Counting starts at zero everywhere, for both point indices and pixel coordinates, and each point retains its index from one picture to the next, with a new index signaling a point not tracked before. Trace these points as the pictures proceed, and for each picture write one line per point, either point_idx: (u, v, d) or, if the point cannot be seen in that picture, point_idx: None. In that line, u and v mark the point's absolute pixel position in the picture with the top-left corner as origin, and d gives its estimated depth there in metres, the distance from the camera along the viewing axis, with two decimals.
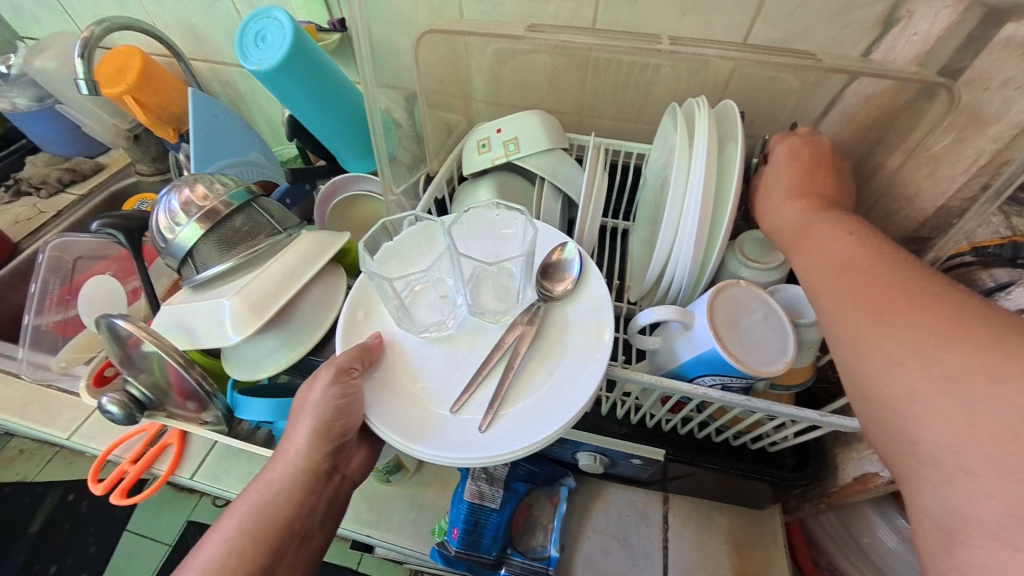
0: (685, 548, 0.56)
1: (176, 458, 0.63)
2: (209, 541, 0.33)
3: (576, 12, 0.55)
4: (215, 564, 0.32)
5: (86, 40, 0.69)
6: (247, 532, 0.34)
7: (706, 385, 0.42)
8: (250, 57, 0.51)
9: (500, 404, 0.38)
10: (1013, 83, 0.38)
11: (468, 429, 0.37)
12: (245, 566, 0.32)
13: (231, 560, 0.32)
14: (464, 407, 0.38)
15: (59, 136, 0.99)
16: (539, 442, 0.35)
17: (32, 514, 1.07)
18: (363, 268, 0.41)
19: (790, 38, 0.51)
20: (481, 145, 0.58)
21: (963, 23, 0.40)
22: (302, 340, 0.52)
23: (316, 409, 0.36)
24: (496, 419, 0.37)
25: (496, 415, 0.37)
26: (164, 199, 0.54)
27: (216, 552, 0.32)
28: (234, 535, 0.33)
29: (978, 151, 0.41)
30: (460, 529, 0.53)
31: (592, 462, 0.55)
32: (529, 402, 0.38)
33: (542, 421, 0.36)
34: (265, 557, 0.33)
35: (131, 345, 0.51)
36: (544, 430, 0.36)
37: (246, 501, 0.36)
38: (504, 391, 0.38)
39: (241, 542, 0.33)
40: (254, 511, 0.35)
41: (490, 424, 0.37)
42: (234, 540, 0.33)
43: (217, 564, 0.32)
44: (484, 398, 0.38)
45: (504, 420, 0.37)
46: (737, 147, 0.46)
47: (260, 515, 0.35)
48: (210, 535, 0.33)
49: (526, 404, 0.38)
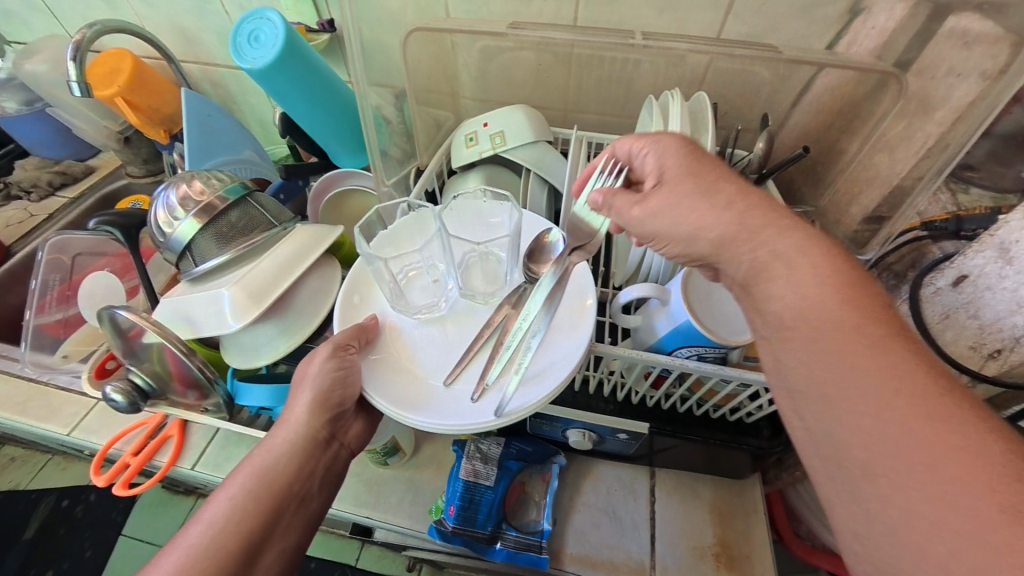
0: (671, 518, 0.59)
1: (176, 449, 0.65)
2: (214, 500, 0.35)
3: (557, 11, 0.58)
4: (221, 519, 0.34)
5: (78, 43, 0.70)
6: (249, 491, 0.36)
7: (684, 357, 0.45)
8: (244, 56, 0.53)
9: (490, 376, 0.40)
10: (955, 71, 0.41)
11: (462, 401, 0.39)
12: (247, 522, 0.34)
13: (235, 516, 0.34)
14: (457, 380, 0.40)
15: (50, 140, 0.99)
16: (525, 410, 0.38)
17: (27, 519, 1.07)
18: (359, 250, 0.43)
19: (759, 34, 0.54)
20: (469, 139, 0.60)
21: (913, 18, 0.44)
22: (300, 328, 0.54)
23: (315, 380, 0.38)
24: (488, 390, 0.39)
25: (489, 386, 0.39)
26: (162, 195, 0.55)
27: (221, 507, 0.34)
28: (238, 494, 0.36)
29: (926, 136, 0.44)
30: (457, 506, 0.56)
31: (581, 440, 0.57)
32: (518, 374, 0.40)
33: (531, 389, 0.39)
34: (266, 515, 0.36)
35: (133, 336, 0.53)
36: (532, 396, 0.38)
37: (249, 465, 0.38)
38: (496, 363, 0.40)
39: (244, 501, 0.35)
40: (256, 473, 0.37)
41: (481, 395, 0.39)
42: (238, 498, 0.35)
43: (222, 520, 0.34)
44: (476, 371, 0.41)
45: (494, 392, 0.39)
46: (710, 135, 0.49)
47: (262, 477, 0.37)
48: (216, 494, 0.36)
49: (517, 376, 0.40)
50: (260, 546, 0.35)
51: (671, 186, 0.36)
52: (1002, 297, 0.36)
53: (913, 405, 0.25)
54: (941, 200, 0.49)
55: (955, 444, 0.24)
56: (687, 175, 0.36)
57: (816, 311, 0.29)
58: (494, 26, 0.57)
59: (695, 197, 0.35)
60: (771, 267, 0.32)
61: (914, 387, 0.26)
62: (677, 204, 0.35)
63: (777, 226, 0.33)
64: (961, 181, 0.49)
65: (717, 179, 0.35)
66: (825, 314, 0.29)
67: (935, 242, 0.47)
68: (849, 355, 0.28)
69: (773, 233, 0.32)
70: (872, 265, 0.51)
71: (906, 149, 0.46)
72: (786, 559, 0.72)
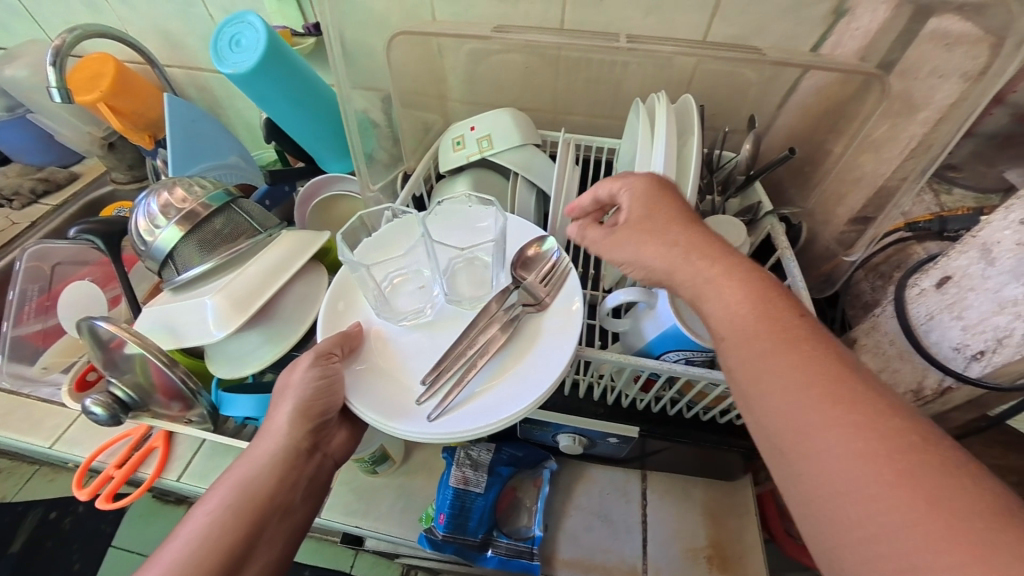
0: (664, 520, 0.58)
1: (162, 460, 0.63)
2: (192, 516, 0.34)
3: (544, 13, 0.58)
4: (200, 535, 0.33)
5: (58, 49, 0.69)
6: (229, 505, 0.35)
7: (672, 361, 0.45)
8: (225, 61, 0.52)
9: (458, 394, 0.39)
10: (938, 72, 0.42)
11: (417, 419, 0.38)
12: (226, 536, 0.34)
13: (214, 530, 0.34)
14: (426, 395, 0.39)
15: (33, 146, 0.98)
16: (477, 431, 0.37)
17: (14, 532, 1.05)
18: (342, 257, 0.43)
19: (745, 35, 0.54)
20: (456, 143, 0.60)
21: (896, 19, 0.44)
22: (286, 336, 0.53)
23: (296, 390, 0.38)
24: (449, 410, 0.38)
25: (451, 404, 0.38)
26: (142, 203, 0.54)
27: (200, 523, 0.34)
28: (217, 508, 0.35)
29: (910, 137, 0.44)
30: (447, 513, 0.55)
31: (572, 444, 0.57)
32: (483, 391, 0.39)
33: (496, 406, 0.38)
34: (246, 529, 0.35)
35: (113, 348, 0.51)
36: (488, 417, 0.37)
37: (229, 478, 0.37)
38: (467, 378, 0.39)
39: (224, 515, 0.34)
40: (236, 486, 0.36)
41: (441, 414, 0.38)
42: (218, 512, 0.35)
43: (200, 535, 0.33)
44: (448, 389, 0.39)
45: (454, 412, 0.38)
46: (696, 138, 0.49)
47: (242, 490, 0.36)
48: (195, 509, 0.35)
49: (478, 395, 0.39)
50: (241, 560, 0.34)
51: (638, 223, 0.38)
52: (985, 296, 0.36)
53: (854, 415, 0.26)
54: (925, 201, 0.49)
55: (901, 444, 0.25)
56: (646, 221, 0.38)
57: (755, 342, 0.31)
58: (480, 29, 0.57)
59: (648, 236, 0.37)
60: (721, 300, 0.33)
61: (848, 397, 0.27)
62: (634, 242, 0.38)
63: (722, 268, 0.34)
64: (946, 180, 0.49)
65: (677, 226, 0.37)
66: (757, 341, 0.31)
67: (919, 241, 0.48)
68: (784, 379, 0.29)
69: (720, 273, 0.34)
70: (858, 266, 0.52)
71: (892, 149, 0.46)
72: (780, 558, 0.72)
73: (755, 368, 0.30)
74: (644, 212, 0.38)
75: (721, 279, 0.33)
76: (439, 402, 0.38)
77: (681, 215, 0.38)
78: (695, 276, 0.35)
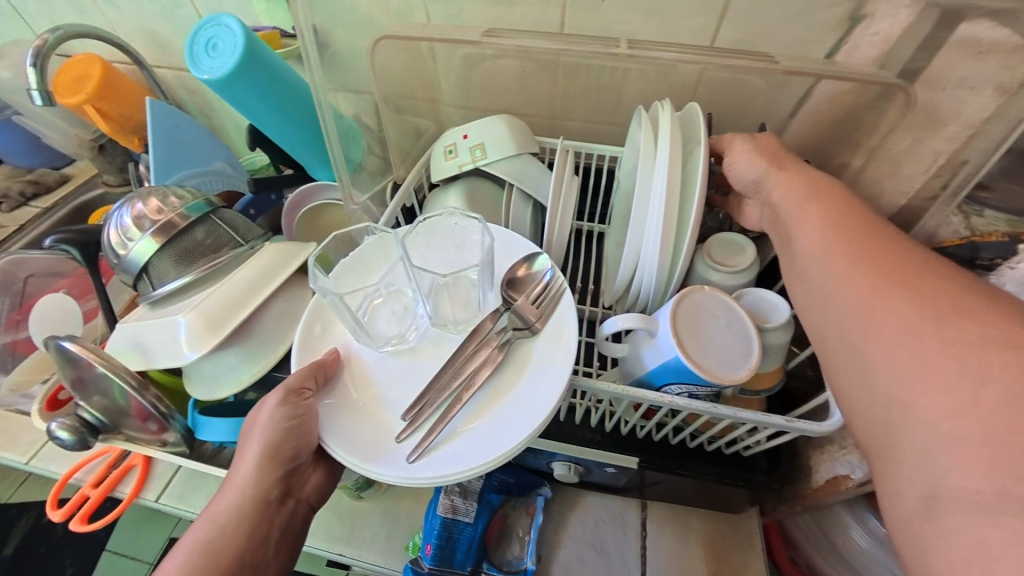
0: (662, 552, 0.55)
1: (140, 480, 0.61)
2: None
3: (542, 16, 0.55)
4: None
5: (38, 49, 0.66)
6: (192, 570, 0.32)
7: (673, 393, 0.41)
8: (201, 66, 0.50)
9: (445, 428, 0.36)
10: (967, 82, 0.38)
11: (395, 461, 0.35)
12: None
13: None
14: (407, 431, 0.36)
15: (21, 147, 0.95)
16: (460, 475, 0.34)
17: (5, 536, 1.01)
18: (313, 283, 0.40)
19: (755, 40, 0.51)
20: (448, 151, 0.56)
21: (921, 23, 0.40)
22: (264, 356, 0.50)
23: (263, 433, 0.35)
24: (429, 450, 0.35)
25: (431, 445, 0.35)
26: (116, 213, 0.52)
27: None
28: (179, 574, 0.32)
29: (936, 152, 0.42)
30: (433, 545, 0.52)
31: (566, 472, 0.54)
32: (466, 429, 0.36)
33: (481, 449, 0.35)
34: None
35: (83, 368, 0.48)
36: (471, 461, 0.34)
37: (192, 537, 0.34)
38: (450, 415, 0.36)
39: None
40: (201, 547, 0.33)
41: (419, 456, 0.35)
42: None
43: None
44: (430, 424, 0.36)
45: (435, 453, 0.35)
46: (702, 148, 0.45)
47: (206, 551, 0.33)
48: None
49: (461, 433, 0.36)
50: None
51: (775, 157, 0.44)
52: None
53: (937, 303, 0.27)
54: None
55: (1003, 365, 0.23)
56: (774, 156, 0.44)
57: (831, 240, 0.34)
58: (470, 35, 0.53)
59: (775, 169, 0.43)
60: (816, 215, 0.37)
61: (922, 283, 0.28)
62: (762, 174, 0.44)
63: (817, 195, 0.38)
64: None
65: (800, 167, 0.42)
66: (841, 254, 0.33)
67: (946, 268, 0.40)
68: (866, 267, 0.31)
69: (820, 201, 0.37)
70: None
71: (915, 164, 0.44)
72: None
73: (826, 265, 0.33)
74: (757, 153, 0.45)
75: (816, 202, 0.38)
76: (417, 443, 0.35)
77: (801, 167, 0.42)
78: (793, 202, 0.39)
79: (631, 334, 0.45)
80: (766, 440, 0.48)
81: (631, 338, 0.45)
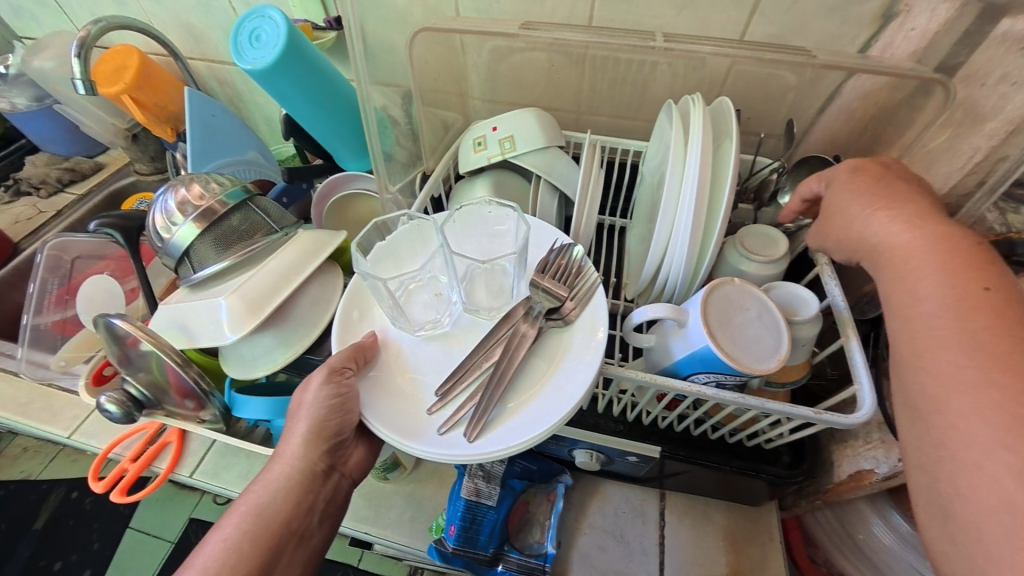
0: (682, 545, 0.56)
1: (175, 456, 0.63)
2: (204, 545, 0.33)
3: (572, 10, 0.55)
4: (214, 563, 0.32)
5: (83, 40, 0.68)
6: (245, 532, 0.34)
7: (701, 382, 0.42)
8: (245, 56, 0.51)
9: (473, 409, 0.37)
10: (1009, 78, 0.38)
11: (430, 438, 0.36)
12: (243, 564, 0.33)
13: (230, 558, 0.33)
14: (439, 405, 0.38)
15: (58, 135, 0.98)
16: (487, 456, 0.35)
17: (36, 510, 1.04)
18: (355, 267, 0.42)
19: (788, 34, 0.51)
20: (477, 144, 0.57)
21: (961, 19, 0.41)
22: (298, 339, 0.52)
23: (311, 408, 0.37)
24: (458, 424, 0.37)
25: (460, 419, 0.37)
26: (161, 199, 0.54)
27: (215, 551, 0.33)
28: (234, 535, 0.34)
29: (973, 149, 0.42)
30: (458, 526, 0.53)
31: (588, 459, 0.55)
32: (503, 411, 0.38)
33: (515, 430, 0.36)
34: (263, 556, 0.34)
35: (129, 345, 0.51)
36: (499, 444, 0.36)
37: (244, 503, 0.36)
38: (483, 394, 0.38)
39: (239, 541, 0.34)
40: (253, 512, 0.36)
41: (450, 428, 0.37)
42: (233, 540, 0.34)
43: (216, 564, 0.32)
44: (460, 401, 0.38)
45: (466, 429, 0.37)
46: (734, 142, 0.45)
47: (258, 515, 0.35)
48: (210, 534, 0.34)
49: (497, 413, 0.37)
50: None
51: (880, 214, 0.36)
52: None
53: (1016, 375, 0.26)
54: None
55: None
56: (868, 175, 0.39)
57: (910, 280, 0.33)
58: (506, 27, 0.54)
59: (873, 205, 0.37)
60: (909, 253, 0.34)
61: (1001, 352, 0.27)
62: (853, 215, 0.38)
63: (910, 218, 0.35)
64: None
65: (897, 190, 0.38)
66: (932, 316, 0.31)
67: None
68: (941, 341, 0.30)
69: (910, 228, 0.34)
70: None
71: (950, 162, 0.43)
72: None
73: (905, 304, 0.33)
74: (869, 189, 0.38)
75: (894, 229, 0.35)
76: (450, 417, 0.37)
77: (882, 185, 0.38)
78: (910, 256, 0.33)
79: (487, 389, 0.38)
80: (789, 433, 0.48)
81: (485, 401, 0.37)
